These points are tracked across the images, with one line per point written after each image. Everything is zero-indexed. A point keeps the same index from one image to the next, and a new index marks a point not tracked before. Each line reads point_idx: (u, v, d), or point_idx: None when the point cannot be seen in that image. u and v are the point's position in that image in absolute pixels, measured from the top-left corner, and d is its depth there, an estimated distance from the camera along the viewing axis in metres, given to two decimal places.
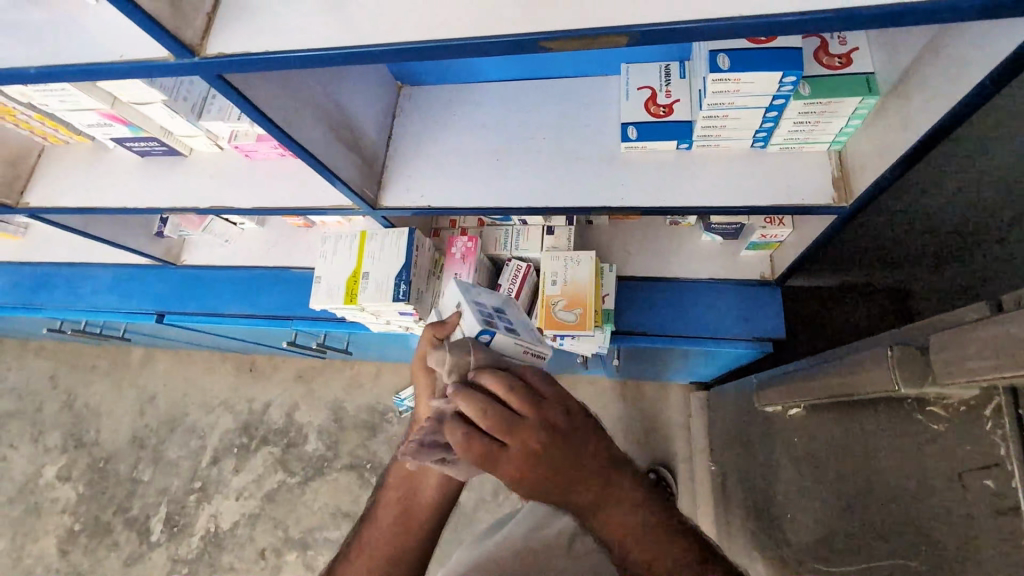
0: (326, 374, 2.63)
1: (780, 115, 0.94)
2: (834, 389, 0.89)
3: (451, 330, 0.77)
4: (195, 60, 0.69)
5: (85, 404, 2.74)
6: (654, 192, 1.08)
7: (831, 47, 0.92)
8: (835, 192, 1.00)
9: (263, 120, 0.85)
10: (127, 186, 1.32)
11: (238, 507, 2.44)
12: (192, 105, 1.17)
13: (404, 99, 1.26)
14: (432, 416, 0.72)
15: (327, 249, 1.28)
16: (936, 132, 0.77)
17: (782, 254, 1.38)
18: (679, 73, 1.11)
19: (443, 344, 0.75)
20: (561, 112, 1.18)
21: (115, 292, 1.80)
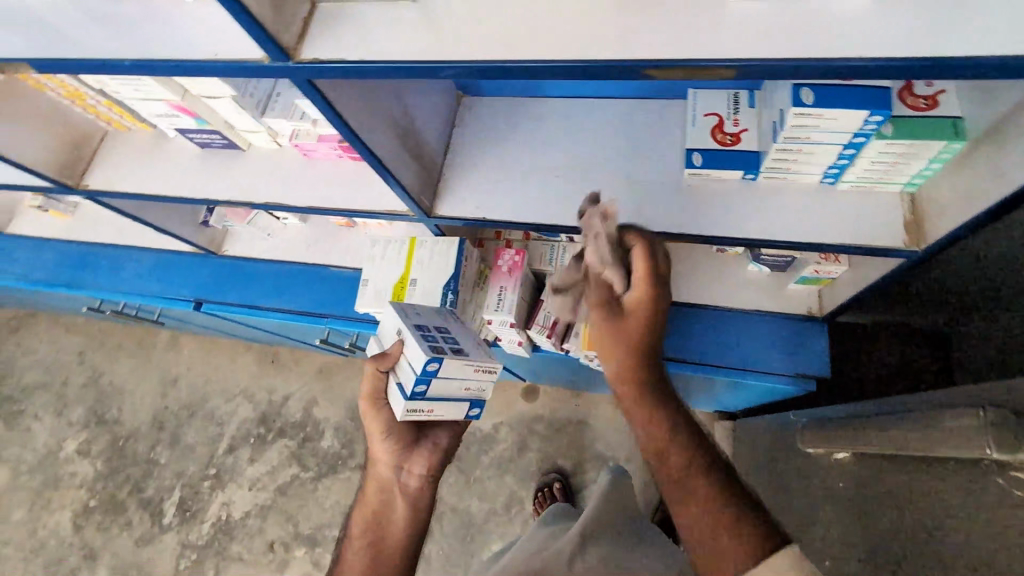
0: (347, 371, 2.63)
1: (858, 153, 0.92)
2: (916, 436, 0.84)
3: (394, 360, 0.96)
4: (290, 63, 0.73)
5: (109, 381, 2.78)
6: (716, 221, 1.06)
7: (915, 88, 0.89)
8: (906, 235, 0.98)
9: (340, 123, 0.87)
10: (185, 175, 1.34)
11: (251, 498, 2.44)
12: (257, 101, 1.19)
13: (463, 108, 1.26)
14: (388, 455, 0.96)
15: (376, 252, 1.28)
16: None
17: (832, 290, 1.35)
18: (749, 101, 1.08)
19: (390, 374, 0.96)
20: (623, 132, 1.17)
21: (155, 276, 1.83)
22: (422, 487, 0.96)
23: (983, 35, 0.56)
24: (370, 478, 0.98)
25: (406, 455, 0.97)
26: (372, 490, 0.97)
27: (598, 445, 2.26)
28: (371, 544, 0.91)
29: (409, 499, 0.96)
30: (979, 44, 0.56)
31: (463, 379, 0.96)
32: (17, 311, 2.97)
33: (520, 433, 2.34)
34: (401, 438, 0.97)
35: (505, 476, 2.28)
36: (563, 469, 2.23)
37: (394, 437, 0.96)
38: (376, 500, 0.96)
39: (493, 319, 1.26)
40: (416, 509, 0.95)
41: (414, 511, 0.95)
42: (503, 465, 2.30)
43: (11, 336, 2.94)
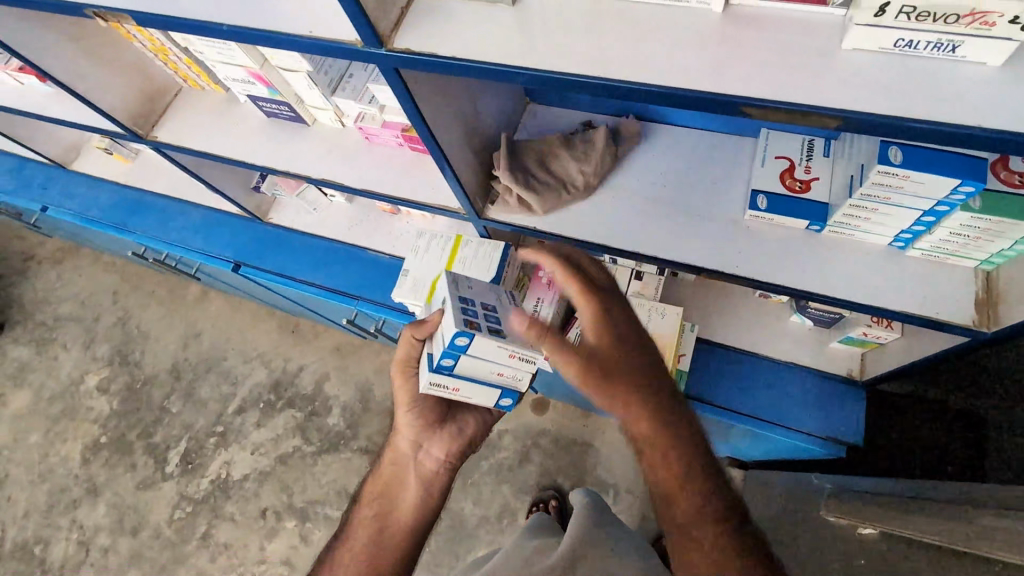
0: (362, 352, 2.64)
1: (937, 222, 0.89)
2: (977, 527, 0.79)
3: (431, 329, 0.93)
4: (381, 50, 0.73)
5: (137, 324, 2.86)
6: (773, 268, 1.03)
7: (1011, 162, 0.84)
8: (976, 314, 0.93)
9: (415, 114, 0.87)
10: (248, 141, 1.37)
11: (252, 461, 2.48)
12: (329, 80, 1.21)
13: (529, 115, 1.27)
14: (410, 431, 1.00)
15: (420, 245, 1.28)
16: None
17: (877, 356, 1.29)
18: (824, 151, 1.05)
19: (423, 342, 0.95)
20: (688, 162, 1.15)
21: (202, 233, 1.88)
22: (435, 468, 1.00)
23: None
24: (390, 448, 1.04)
25: (428, 435, 1.00)
26: (391, 458, 1.03)
27: (599, 470, 2.22)
28: (380, 511, 0.99)
29: (421, 476, 1.00)
30: None
31: (496, 364, 0.91)
32: (63, 243, 3.08)
33: (524, 444, 2.31)
34: (424, 415, 1.00)
35: (502, 485, 2.25)
36: (561, 488, 2.20)
37: (418, 411, 0.99)
38: (392, 469, 1.02)
39: None
40: (427, 488, 1.00)
41: (424, 494, 0.99)
42: (502, 474, 2.27)
43: (53, 266, 3.05)
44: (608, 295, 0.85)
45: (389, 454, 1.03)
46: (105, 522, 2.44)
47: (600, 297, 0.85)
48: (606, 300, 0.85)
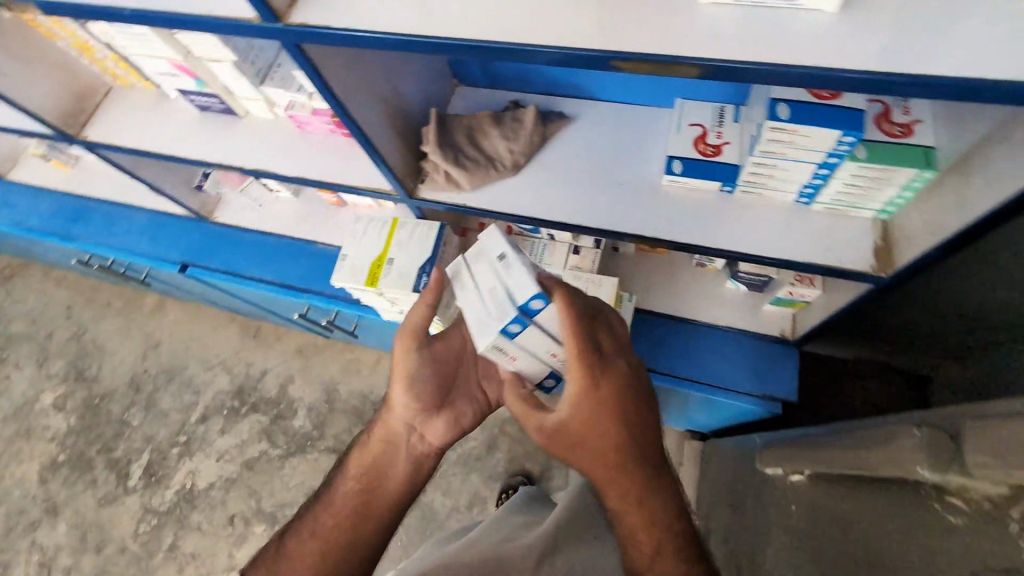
0: (326, 352, 2.63)
1: (832, 173, 0.94)
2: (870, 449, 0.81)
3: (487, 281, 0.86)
4: (279, 25, 0.75)
5: (93, 339, 2.79)
6: (691, 229, 1.07)
7: (893, 115, 0.91)
8: (875, 261, 0.99)
9: (327, 91, 0.89)
10: (182, 136, 1.37)
11: (217, 469, 2.44)
12: (257, 70, 1.23)
13: (457, 97, 1.30)
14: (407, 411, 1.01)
15: (358, 229, 1.30)
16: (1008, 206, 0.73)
17: (805, 314, 1.35)
18: (734, 116, 1.10)
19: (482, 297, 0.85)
20: (611, 135, 1.19)
21: (147, 236, 1.85)
22: (428, 450, 1.01)
23: (936, 61, 0.59)
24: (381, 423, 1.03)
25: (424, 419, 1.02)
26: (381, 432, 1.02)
27: None
28: (368, 483, 0.96)
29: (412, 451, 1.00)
30: (932, 68, 0.58)
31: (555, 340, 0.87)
32: (11, 261, 2.99)
33: (491, 432, 2.32)
34: (423, 398, 1.02)
35: (470, 474, 2.26)
36: (529, 473, 2.22)
37: (416, 393, 1.01)
38: (381, 441, 1.01)
39: None
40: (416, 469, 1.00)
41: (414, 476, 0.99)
42: (470, 463, 2.28)
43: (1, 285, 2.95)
44: (608, 367, 0.80)
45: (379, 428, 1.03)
46: (66, 541, 2.37)
47: (601, 367, 0.79)
48: (606, 372, 0.79)
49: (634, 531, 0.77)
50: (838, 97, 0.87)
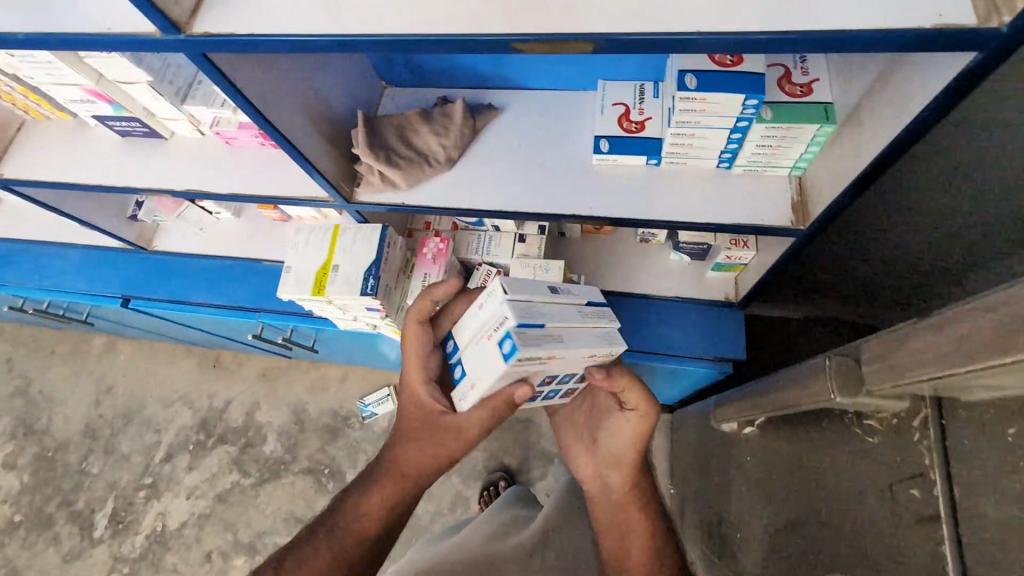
0: (291, 373, 2.57)
1: (744, 137, 0.99)
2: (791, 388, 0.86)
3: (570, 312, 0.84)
4: (181, 37, 0.74)
5: (40, 389, 2.65)
6: (624, 204, 1.11)
7: (794, 77, 0.98)
8: (794, 215, 1.05)
9: (243, 101, 0.88)
10: (105, 164, 1.32)
11: (189, 507, 2.35)
12: (176, 88, 1.18)
13: (387, 98, 1.32)
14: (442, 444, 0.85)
15: (300, 240, 1.29)
16: (892, 150, 0.79)
17: (745, 276, 1.42)
18: (653, 93, 1.15)
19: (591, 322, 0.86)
20: (540, 122, 1.22)
21: (83, 273, 1.77)
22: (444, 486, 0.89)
23: (806, 17, 0.63)
24: (389, 472, 0.83)
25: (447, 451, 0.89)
26: (391, 490, 0.81)
27: (543, 442, 2.27)
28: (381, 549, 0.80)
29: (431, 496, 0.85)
30: (803, 24, 0.63)
31: None
32: None
33: None
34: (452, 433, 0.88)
35: (450, 476, 2.26)
36: (509, 467, 2.23)
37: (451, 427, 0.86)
38: (394, 500, 0.81)
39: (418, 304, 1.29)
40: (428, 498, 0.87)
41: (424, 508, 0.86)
42: None
43: None
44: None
45: (385, 476, 0.82)
46: None
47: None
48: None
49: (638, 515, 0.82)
50: (740, 63, 0.92)
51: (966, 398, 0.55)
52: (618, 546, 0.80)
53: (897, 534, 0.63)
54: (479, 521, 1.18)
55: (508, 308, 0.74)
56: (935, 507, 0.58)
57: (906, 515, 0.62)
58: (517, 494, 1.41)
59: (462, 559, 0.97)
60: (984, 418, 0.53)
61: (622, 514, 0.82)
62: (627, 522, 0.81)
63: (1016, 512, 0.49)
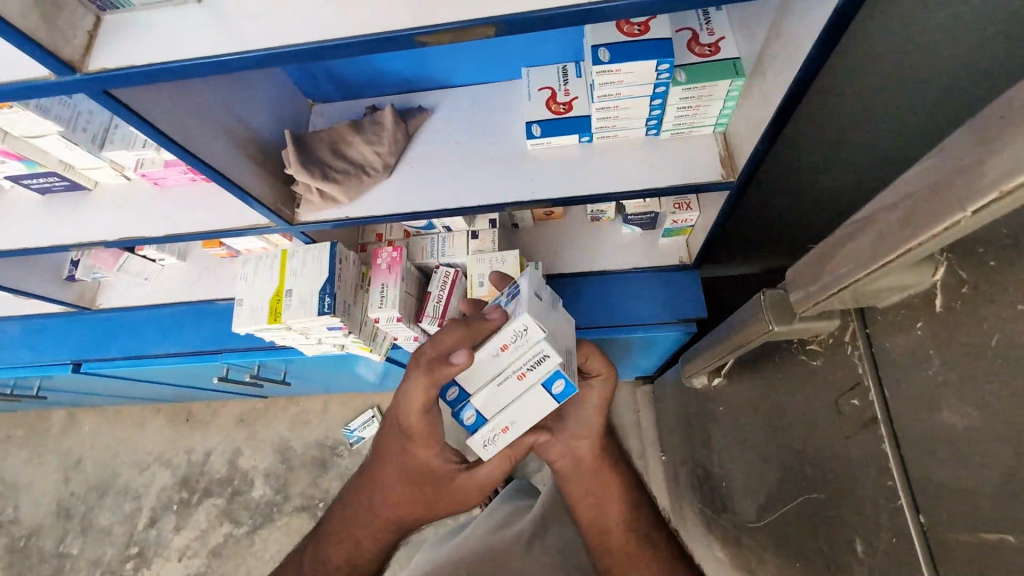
0: (270, 413, 2.50)
1: (665, 102, 1.03)
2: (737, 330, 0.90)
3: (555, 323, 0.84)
4: (76, 76, 0.72)
5: (1, 478, 2.50)
6: (563, 182, 1.13)
7: (701, 38, 1.02)
8: (723, 169, 1.09)
9: (157, 136, 0.86)
10: (28, 225, 1.26)
11: (182, 568, 2.25)
12: (92, 135, 1.14)
13: (315, 116, 1.31)
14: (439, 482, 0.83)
15: (249, 271, 1.27)
16: (793, 92, 0.83)
17: (695, 237, 1.46)
18: (576, 73, 1.18)
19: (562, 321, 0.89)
20: (473, 116, 1.24)
21: (25, 345, 1.69)
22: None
23: None
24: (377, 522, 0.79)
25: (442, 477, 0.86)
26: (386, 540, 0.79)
27: None
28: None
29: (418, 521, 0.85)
30: None
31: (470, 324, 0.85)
32: None
33: None
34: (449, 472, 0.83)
35: None
36: None
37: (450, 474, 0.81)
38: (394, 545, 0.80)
39: (379, 316, 1.28)
40: None
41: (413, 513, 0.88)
42: None
43: None
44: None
45: (377, 531, 0.78)
46: None
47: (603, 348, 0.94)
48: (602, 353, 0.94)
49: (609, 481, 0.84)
50: (647, 31, 0.96)
51: (882, 305, 0.58)
52: (595, 511, 0.82)
53: (847, 443, 0.66)
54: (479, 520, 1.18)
55: (549, 347, 0.77)
56: (873, 409, 0.61)
57: (851, 425, 0.65)
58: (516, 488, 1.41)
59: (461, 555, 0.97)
60: (898, 318, 0.57)
61: (593, 479, 0.84)
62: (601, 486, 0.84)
63: (938, 397, 0.53)
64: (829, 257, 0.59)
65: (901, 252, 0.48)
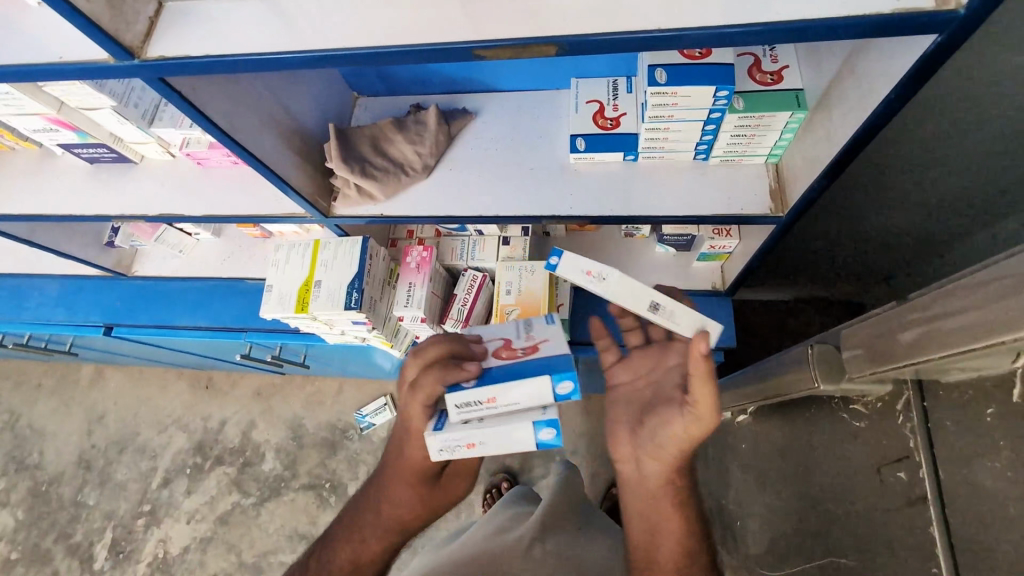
0: (285, 390, 2.54)
1: (718, 128, 0.99)
2: (778, 376, 0.89)
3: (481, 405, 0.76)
4: (135, 62, 0.73)
5: (29, 423, 2.61)
6: (606, 201, 1.10)
7: (763, 65, 0.99)
8: (772, 203, 1.05)
9: (207, 124, 0.87)
10: (75, 192, 1.30)
11: (190, 531, 2.32)
12: (143, 112, 1.16)
13: (359, 109, 1.31)
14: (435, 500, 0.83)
15: (280, 258, 1.28)
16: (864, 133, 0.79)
17: (731, 264, 1.42)
18: (627, 88, 1.14)
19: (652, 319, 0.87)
20: (517, 124, 1.22)
21: (62, 304, 1.74)
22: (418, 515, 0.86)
23: (755, 6, 0.63)
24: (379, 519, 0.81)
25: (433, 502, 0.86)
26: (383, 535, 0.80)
27: None
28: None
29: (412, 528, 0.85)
30: (753, 13, 0.63)
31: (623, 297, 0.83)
32: None
33: None
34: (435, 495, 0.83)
35: None
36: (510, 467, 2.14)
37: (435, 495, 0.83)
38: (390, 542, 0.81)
39: (404, 315, 1.27)
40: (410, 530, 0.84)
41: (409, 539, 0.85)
42: None
43: None
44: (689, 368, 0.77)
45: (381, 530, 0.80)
46: None
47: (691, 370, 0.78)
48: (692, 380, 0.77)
49: (665, 511, 0.74)
50: (709, 54, 0.92)
51: (945, 380, 0.58)
52: (647, 540, 0.73)
53: (889, 515, 0.65)
54: (484, 522, 1.18)
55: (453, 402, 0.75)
56: (922, 488, 0.60)
57: (896, 498, 0.64)
58: (520, 494, 1.40)
59: (465, 553, 0.98)
60: (963, 398, 0.56)
61: (653, 507, 0.74)
62: (657, 516, 0.73)
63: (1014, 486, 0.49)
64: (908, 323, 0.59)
65: (989, 342, 0.48)
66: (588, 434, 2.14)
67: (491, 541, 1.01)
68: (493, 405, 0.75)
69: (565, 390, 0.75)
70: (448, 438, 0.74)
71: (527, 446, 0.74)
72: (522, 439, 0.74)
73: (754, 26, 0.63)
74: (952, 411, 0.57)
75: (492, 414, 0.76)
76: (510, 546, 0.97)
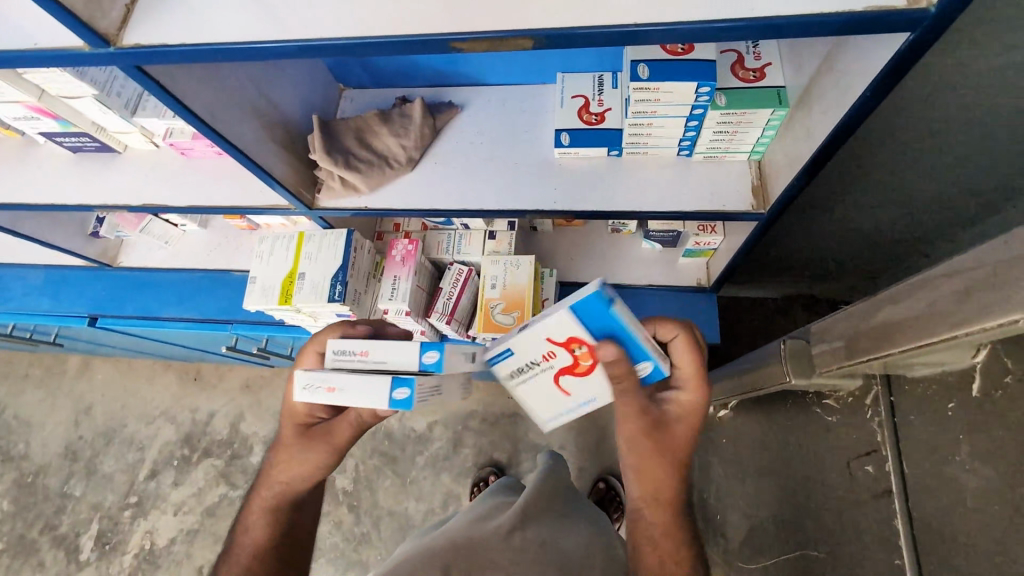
0: (274, 383, 2.53)
1: (700, 124, 0.99)
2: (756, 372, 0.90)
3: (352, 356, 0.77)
4: (110, 49, 0.72)
5: (15, 414, 2.60)
6: (590, 196, 1.10)
7: (747, 62, 0.99)
8: (754, 199, 1.06)
9: (186, 113, 0.86)
10: (57, 181, 1.29)
11: (176, 522, 2.31)
12: (126, 101, 1.15)
13: (345, 101, 1.30)
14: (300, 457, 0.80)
15: (264, 250, 1.27)
16: (841, 130, 0.80)
17: (716, 261, 1.43)
18: (612, 83, 1.14)
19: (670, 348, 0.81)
20: (503, 118, 1.22)
21: (46, 294, 1.73)
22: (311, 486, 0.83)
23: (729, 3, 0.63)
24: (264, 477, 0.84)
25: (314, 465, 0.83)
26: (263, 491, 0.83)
27: (531, 435, 2.16)
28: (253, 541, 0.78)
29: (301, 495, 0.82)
30: (728, 9, 0.63)
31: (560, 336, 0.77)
32: None
33: (455, 430, 2.21)
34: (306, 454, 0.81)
35: (441, 475, 2.14)
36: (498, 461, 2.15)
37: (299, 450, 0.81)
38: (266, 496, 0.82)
39: (388, 309, 1.26)
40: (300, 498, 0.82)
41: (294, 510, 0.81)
42: (437, 464, 2.16)
43: None
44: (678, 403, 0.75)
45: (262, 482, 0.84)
46: None
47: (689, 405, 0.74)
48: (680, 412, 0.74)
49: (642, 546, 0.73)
50: (691, 51, 0.93)
51: (910, 374, 0.59)
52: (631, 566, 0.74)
53: (858, 508, 0.66)
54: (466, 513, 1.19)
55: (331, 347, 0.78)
56: (888, 481, 0.61)
57: (864, 492, 0.65)
58: (504, 485, 1.41)
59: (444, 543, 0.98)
60: (927, 392, 0.57)
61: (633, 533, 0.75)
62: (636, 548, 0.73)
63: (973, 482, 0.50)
64: (878, 319, 0.60)
65: (947, 337, 0.49)
66: (576, 428, 2.15)
67: (469, 531, 1.01)
68: (360, 358, 0.75)
69: (430, 359, 0.72)
70: (311, 376, 0.76)
71: (376, 402, 0.70)
72: (372, 391, 0.71)
73: (728, 22, 0.63)
74: (917, 404, 0.58)
75: (361, 367, 0.75)
76: (489, 537, 0.97)
